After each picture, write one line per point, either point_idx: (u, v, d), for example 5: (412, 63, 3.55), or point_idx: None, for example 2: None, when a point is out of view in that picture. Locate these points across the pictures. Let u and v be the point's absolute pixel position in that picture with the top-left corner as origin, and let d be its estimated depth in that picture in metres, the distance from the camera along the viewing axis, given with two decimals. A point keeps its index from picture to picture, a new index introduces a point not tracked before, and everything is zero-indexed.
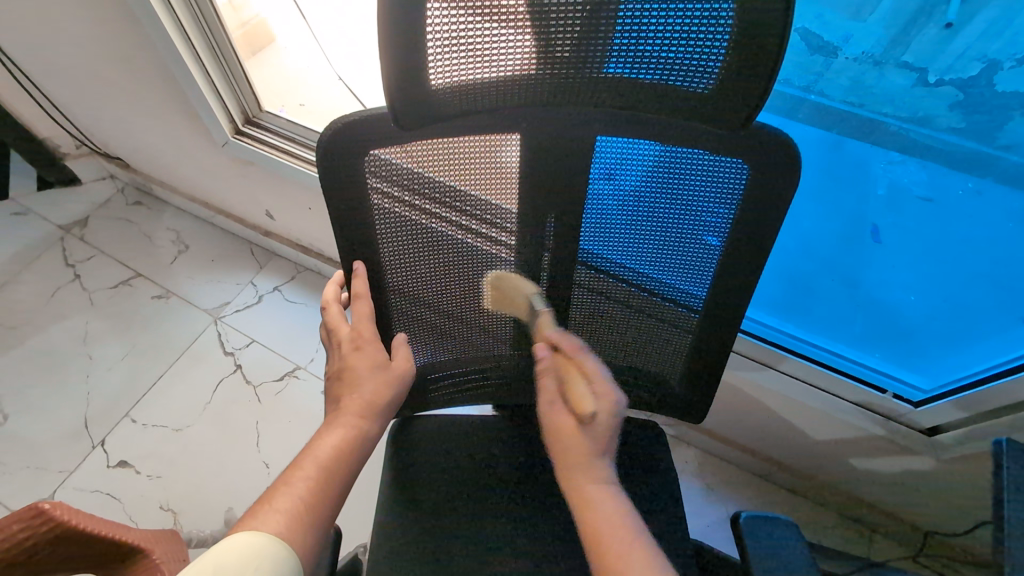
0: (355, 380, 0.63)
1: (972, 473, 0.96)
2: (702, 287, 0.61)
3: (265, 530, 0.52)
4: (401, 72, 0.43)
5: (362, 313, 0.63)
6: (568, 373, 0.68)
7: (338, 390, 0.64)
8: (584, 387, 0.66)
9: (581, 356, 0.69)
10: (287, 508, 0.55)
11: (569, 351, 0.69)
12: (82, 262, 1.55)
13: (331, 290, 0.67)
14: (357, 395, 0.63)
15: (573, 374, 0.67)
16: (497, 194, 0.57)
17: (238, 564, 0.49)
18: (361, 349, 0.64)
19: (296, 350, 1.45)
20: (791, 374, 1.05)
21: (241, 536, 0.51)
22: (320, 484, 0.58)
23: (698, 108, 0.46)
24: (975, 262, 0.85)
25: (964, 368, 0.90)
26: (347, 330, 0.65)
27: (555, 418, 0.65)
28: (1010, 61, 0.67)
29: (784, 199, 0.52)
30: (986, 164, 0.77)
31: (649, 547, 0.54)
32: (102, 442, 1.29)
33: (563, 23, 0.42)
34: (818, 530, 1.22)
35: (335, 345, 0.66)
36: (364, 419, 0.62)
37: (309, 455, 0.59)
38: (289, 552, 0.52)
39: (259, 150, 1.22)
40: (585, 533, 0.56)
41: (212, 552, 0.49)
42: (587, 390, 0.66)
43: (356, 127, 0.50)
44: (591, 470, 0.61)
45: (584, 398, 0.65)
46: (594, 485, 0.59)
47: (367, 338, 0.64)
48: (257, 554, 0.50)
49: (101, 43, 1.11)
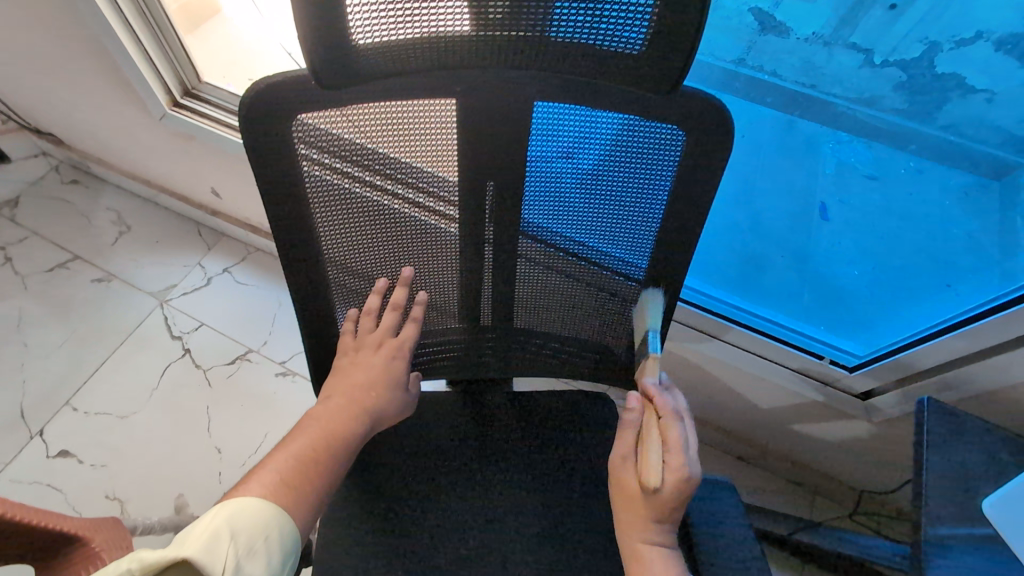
0: (369, 376, 0.65)
1: (900, 435, 1.01)
2: (643, 256, 0.62)
3: (271, 500, 0.54)
4: (323, 31, 0.41)
5: (410, 337, 0.67)
6: (648, 428, 0.59)
7: (353, 377, 0.64)
8: (655, 452, 0.57)
9: (671, 421, 0.58)
10: (289, 481, 0.56)
11: (660, 410, 0.59)
12: (13, 245, 1.47)
13: (401, 294, 0.65)
14: (373, 395, 0.65)
15: (651, 432, 0.59)
16: (435, 161, 0.55)
17: (251, 526, 0.50)
18: (395, 360, 0.66)
19: (248, 333, 1.41)
20: (736, 344, 1.07)
21: (256, 502, 0.52)
22: (320, 465, 0.59)
23: (631, 73, 0.45)
24: (914, 235, 0.90)
25: (893, 336, 0.94)
26: (394, 341, 0.67)
27: (624, 479, 0.60)
28: (949, 43, 0.70)
29: (714, 169, 0.53)
30: (922, 141, 0.81)
31: None
32: (41, 432, 1.24)
33: None
34: (764, 494, 1.27)
35: (369, 339, 0.66)
36: (365, 415, 0.64)
37: (310, 433, 0.60)
38: (291, 526, 0.53)
39: (199, 124, 1.17)
40: None
41: (227, 507, 0.51)
42: (655, 458, 0.57)
43: (281, 90, 0.48)
44: (647, 530, 0.58)
45: (650, 467, 0.57)
46: (651, 555, 0.58)
47: (404, 357, 0.67)
48: (266, 523, 0.52)
49: (19, 9, 1.03)
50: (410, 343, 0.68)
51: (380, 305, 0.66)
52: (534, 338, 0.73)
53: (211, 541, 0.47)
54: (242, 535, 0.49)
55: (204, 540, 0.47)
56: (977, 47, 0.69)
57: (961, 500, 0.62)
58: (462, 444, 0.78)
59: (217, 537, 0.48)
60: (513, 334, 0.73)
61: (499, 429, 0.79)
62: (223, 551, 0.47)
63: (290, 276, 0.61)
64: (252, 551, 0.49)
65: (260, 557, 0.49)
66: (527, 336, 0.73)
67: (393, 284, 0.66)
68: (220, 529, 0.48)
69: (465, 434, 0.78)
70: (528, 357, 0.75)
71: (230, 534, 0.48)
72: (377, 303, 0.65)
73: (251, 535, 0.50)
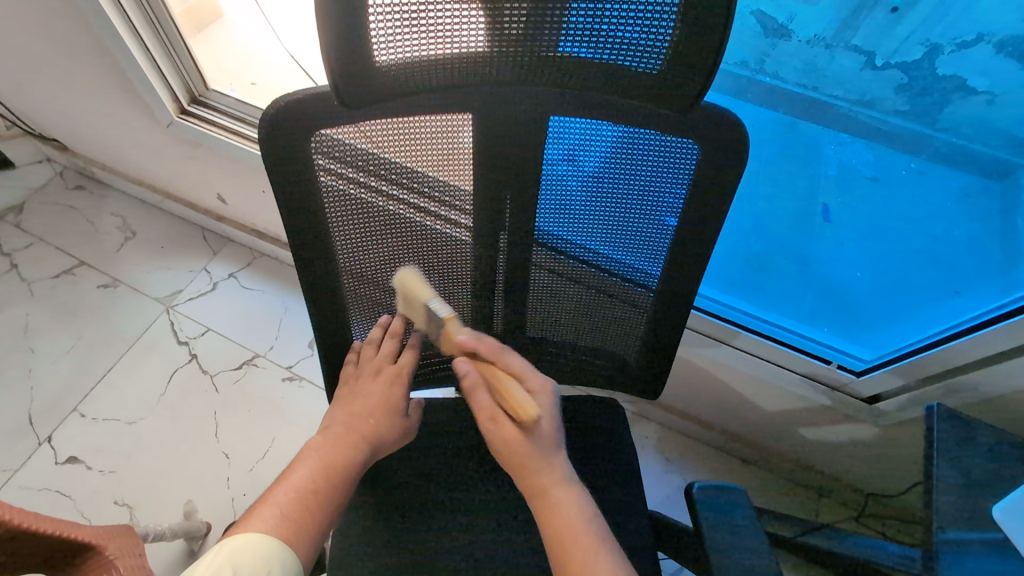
0: (369, 403, 0.66)
1: (906, 438, 1.02)
2: (657, 266, 0.62)
3: (273, 534, 0.54)
4: (347, 48, 0.42)
5: (409, 362, 0.69)
6: (493, 376, 0.64)
7: (352, 405, 0.66)
8: (516, 387, 0.63)
9: (506, 356, 0.65)
10: (292, 514, 0.56)
11: (490, 356, 0.65)
12: (19, 251, 1.47)
13: (399, 322, 0.67)
14: (372, 421, 0.66)
15: (501, 377, 0.64)
16: (451, 173, 0.56)
17: (254, 562, 0.51)
18: (395, 387, 0.68)
19: (255, 338, 1.41)
20: (744, 348, 1.07)
21: (258, 535, 0.53)
22: (324, 494, 0.59)
23: (645, 88, 0.46)
24: (919, 238, 0.90)
25: (901, 339, 0.94)
26: (392, 367, 0.68)
27: (501, 431, 0.62)
28: (950, 44, 0.70)
29: (730, 180, 0.53)
30: (925, 145, 0.82)
31: (608, 547, 0.57)
32: (50, 438, 1.24)
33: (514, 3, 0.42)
34: (771, 496, 1.28)
35: (371, 364, 0.67)
36: (364, 443, 0.65)
37: (311, 463, 0.61)
38: (294, 561, 0.54)
39: (207, 131, 1.17)
40: (545, 525, 0.58)
41: (231, 543, 0.52)
42: (518, 391, 0.63)
43: (301, 107, 0.49)
44: (553, 475, 0.61)
45: (517, 397, 0.62)
46: (556, 481, 0.61)
47: (404, 382, 0.69)
48: (269, 557, 0.52)
49: (27, 17, 1.03)
50: (409, 369, 0.69)
51: (381, 335, 0.68)
52: (548, 347, 0.73)
53: None
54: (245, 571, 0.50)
55: None
56: (978, 50, 0.70)
57: (974, 508, 0.63)
58: (474, 452, 0.78)
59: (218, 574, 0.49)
60: (526, 343, 0.73)
61: None
62: None
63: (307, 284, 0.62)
64: None
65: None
66: (540, 345, 0.73)
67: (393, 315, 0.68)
68: (222, 566, 0.49)
69: (477, 442, 0.79)
70: (540, 366, 0.75)
71: (232, 570, 0.49)
72: (377, 333, 0.68)
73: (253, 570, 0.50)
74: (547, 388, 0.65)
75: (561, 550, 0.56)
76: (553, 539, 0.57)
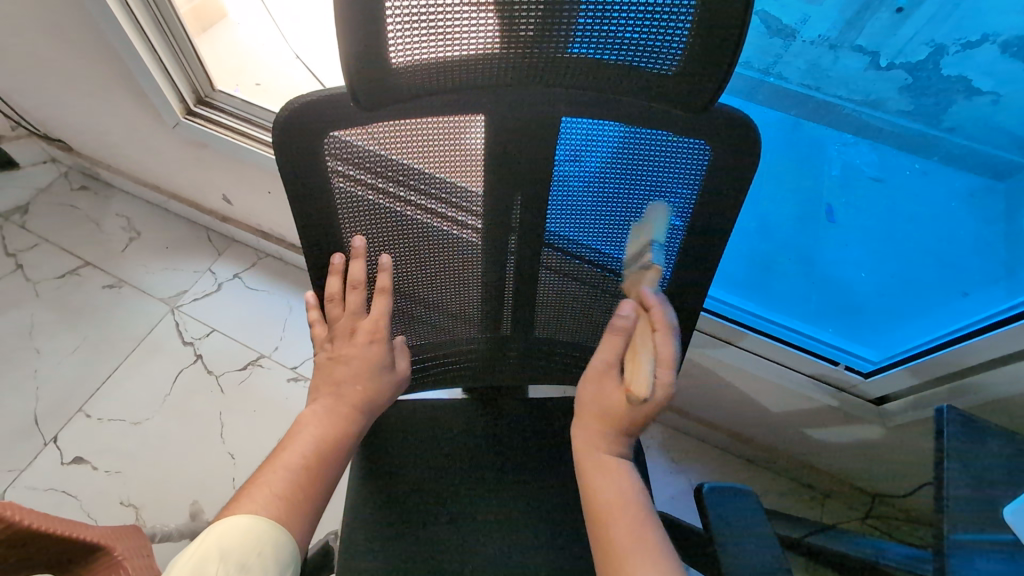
0: (352, 369, 0.64)
1: (911, 439, 1.02)
2: (667, 267, 0.62)
3: (261, 514, 0.54)
4: (362, 51, 0.42)
5: (382, 312, 0.63)
6: (642, 342, 0.61)
7: (335, 373, 0.65)
8: (644, 361, 0.60)
9: (665, 331, 0.59)
10: (281, 494, 0.56)
11: (654, 320, 0.60)
12: (24, 252, 1.47)
13: (358, 270, 0.60)
14: (358, 387, 0.65)
15: (645, 342, 0.60)
16: (462, 175, 0.56)
17: (243, 545, 0.51)
18: (374, 345, 0.64)
19: (260, 338, 1.41)
20: (751, 349, 1.07)
21: (246, 517, 0.53)
22: (319, 474, 0.60)
23: (658, 90, 0.46)
24: (925, 238, 0.90)
25: (909, 340, 0.94)
26: (366, 322, 0.64)
27: (608, 391, 0.63)
28: (956, 45, 0.70)
29: (742, 182, 0.53)
30: (932, 146, 0.82)
31: (649, 516, 0.59)
32: (55, 439, 1.24)
33: (525, 5, 0.42)
34: (776, 497, 1.28)
35: (343, 325, 0.64)
36: (358, 413, 0.65)
37: (301, 439, 0.61)
38: (287, 538, 0.54)
39: (213, 131, 1.18)
40: (587, 493, 0.61)
41: (218, 529, 0.52)
42: (643, 369, 0.60)
43: (311, 109, 0.49)
44: (609, 441, 0.63)
45: (638, 379, 0.60)
46: (608, 450, 0.63)
47: (384, 336, 0.65)
48: (260, 538, 0.52)
49: (34, 18, 1.03)
50: (385, 319, 0.64)
51: (342, 285, 0.62)
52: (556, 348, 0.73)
53: (197, 568, 0.49)
54: (234, 555, 0.50)
55: (191, 567, 0.49)
56: (984, 50, 0.70)
57: (984, 510, 0.63)
58: (483, 453, 0.78)
59: (204, 562, 0.49)
60: (536, 344, 0.73)
61: (519, 437, 0.79)
62: (211, 575, 0.49)
63: (316, 282, 0.63)
64: (244, 570, 0.50)
65: (255, 573, 0.50)
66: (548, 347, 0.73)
67: (350, 258, 0.60)
68: (208, 553, 0.50)
69: (485, 443, 0.79)
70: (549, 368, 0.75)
71: (218, 556, 0.50)
72: (337, 286, 0.61)
73: (243, 553, 0.51)
74: (672, 358, 0.60)
75: (603, 522, 0.58)
76: (595, 509, 0.60)
